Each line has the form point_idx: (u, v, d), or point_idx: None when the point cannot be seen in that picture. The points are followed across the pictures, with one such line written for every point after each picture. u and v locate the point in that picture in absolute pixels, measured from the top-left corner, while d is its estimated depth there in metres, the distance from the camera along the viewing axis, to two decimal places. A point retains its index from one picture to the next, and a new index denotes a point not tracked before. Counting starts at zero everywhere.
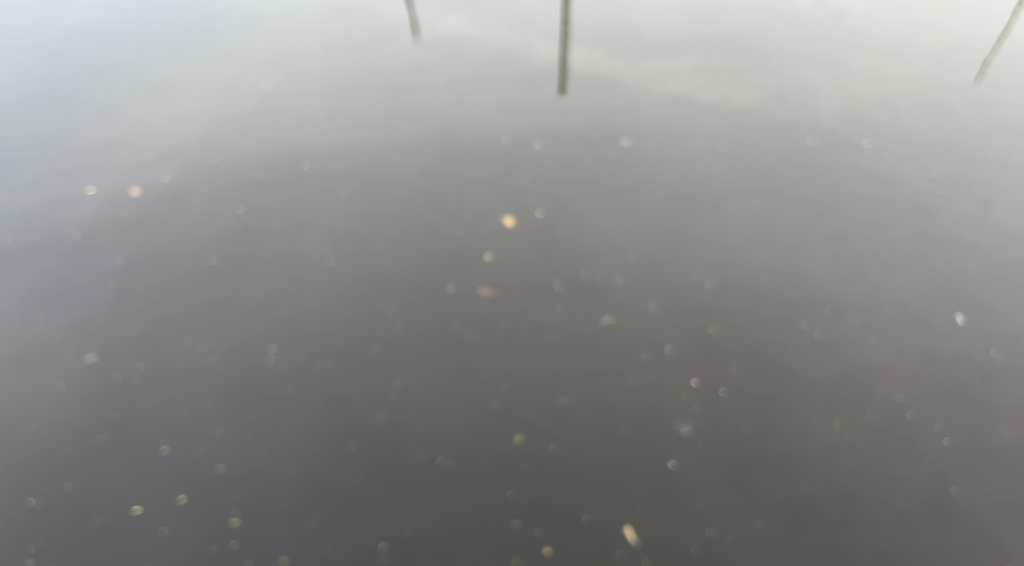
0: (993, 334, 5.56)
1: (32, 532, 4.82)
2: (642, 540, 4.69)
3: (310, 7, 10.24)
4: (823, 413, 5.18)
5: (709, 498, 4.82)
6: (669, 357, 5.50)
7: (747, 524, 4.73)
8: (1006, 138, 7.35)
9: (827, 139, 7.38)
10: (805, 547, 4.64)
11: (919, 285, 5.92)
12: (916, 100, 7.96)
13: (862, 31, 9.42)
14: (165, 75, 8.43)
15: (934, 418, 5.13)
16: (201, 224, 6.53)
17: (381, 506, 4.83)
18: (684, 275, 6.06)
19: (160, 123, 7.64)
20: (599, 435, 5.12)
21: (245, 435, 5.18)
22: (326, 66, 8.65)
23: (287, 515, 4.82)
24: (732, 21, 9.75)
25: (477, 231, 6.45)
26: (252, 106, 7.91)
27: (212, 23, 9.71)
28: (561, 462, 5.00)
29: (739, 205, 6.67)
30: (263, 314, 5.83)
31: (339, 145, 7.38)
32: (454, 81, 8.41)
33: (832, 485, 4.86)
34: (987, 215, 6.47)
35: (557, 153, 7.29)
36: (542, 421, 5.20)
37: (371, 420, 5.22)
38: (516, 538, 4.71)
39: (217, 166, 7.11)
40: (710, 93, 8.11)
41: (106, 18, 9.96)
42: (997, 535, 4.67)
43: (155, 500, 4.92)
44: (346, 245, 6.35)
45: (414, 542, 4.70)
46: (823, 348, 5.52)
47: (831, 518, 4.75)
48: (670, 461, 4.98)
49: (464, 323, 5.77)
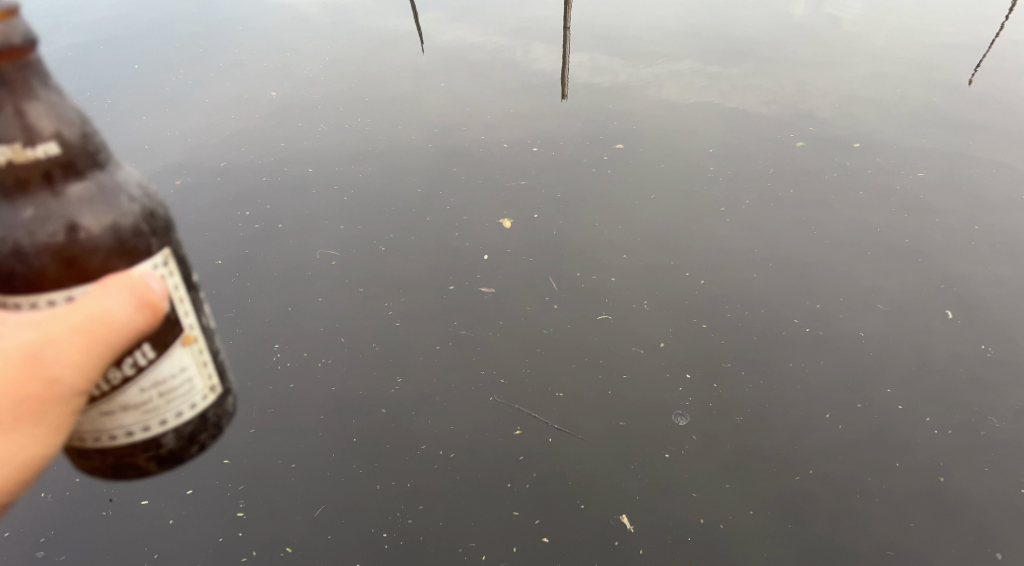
0: (982, 331, 5.69)
1: (44, 522, 4.96)
2: (640, 527, 4.76)
3: (317, 14, 10.45)
4: (813, 408, 5.32)
5: (704, 487, 4.92)
6: (664, 354, 5.66)
7: (743, 512, 4.81)
8: (998, 137, 7.49)
9: (821, 141, 7.52)
10: (800, 535, 4.71)
11: (909, 283, 6.06)
12: (909, 101, 8.09)
13: (859, 33, 9.56)
14: (175, 81, 8.62)
15: (923, 413, 5.27)
16: (210, 227, 6.71)
17: (385, 499, 4.98)
18: (679, 274, 6.21)
19: (170, 128, 7.83)
20: (597, 430, 5.26)
21: (253, 431, 5.34)
22: (332, 73, 8.84)
23: (295, 508, 4.95)
24: (730, 24, 9.90)
25: (477, 233, 6.62)
26: (259, 112, 8.09)
27: (220, 30, 9.92)
28: (560, 455, 5.14)
29: (734, 206, 6.82)
30: (269, 314, 6.00)
31: (343, 150, 7.56)
32: (457, 86, 8.59)
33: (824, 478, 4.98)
34: (977, 215, 6.61)
35: (556, 156, 7.46)
36: (541, 415, 5.35)
37: (375, 416, 5.38)
38: (516, 525, 4.80)
39: (226, 171, 7.29)
40: (707, 97, 8.27)
41: (117, 25, 10.17)
42: (989, 523, 4.76)
43: (164, 493, 5.07)
44: (349, 247, 6.52)
45: (413, 533, 4.82)
46: (814, 345, 5.67)
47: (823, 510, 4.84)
48: (667, 453, 5.10)
49: (464, 322, 5.93)
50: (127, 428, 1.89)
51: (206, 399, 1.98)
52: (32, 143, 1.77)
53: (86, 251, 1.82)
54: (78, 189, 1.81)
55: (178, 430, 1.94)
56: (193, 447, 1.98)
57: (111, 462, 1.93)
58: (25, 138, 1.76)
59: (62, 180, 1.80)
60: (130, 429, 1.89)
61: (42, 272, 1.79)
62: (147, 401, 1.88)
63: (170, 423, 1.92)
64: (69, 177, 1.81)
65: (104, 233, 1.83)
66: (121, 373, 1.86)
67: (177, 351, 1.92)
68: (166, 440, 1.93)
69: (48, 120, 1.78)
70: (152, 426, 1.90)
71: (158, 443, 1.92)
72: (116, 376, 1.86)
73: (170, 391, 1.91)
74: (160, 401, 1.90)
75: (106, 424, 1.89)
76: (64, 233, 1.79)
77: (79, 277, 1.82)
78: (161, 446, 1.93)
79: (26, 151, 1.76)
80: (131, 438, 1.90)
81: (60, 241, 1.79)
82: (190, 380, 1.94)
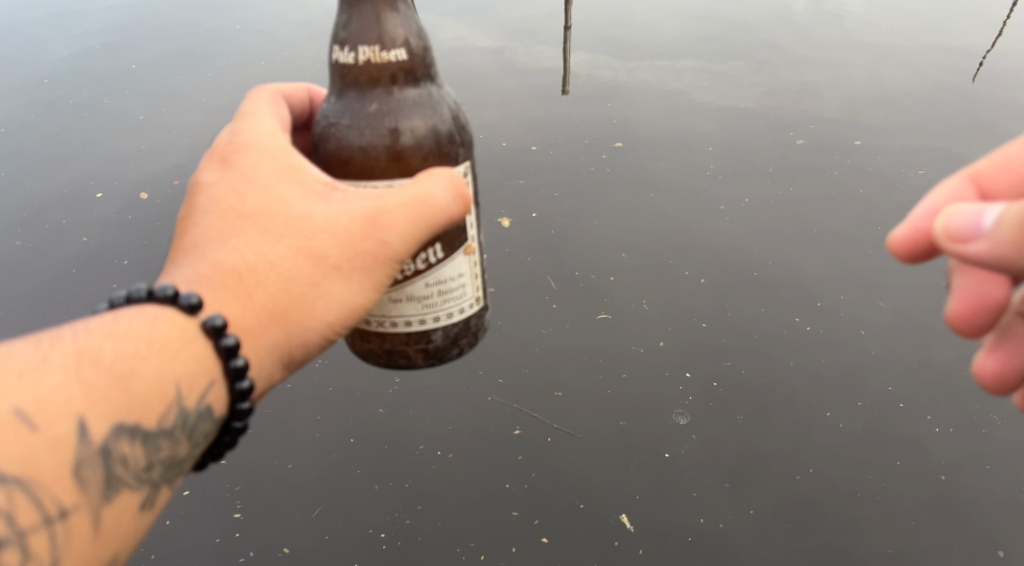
0: None
1: None
2: (640, 527, 4.72)
3: None
4: None
5: (705, 487, 4.89)
6: None
7: (750, 521, 4.75)
8: None
9: (821, 138, 7.47)
10: (801, 536, 4.69)
11: None
12: None
13: None
14: None
15: None
16: None
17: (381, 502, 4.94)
18: None
19: None
20: (598, 429, 5.24)
21: None
22: None
23: (292, 509, 4.94)
24: None
25: None
26: None
27: None
28: (559, 454, 5.12)
29: None
30: None
31: None
32: None
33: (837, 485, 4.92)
34: None
35: None
36: (540, 415, 5.34)
37: None
38: (515, 525, 4.78)
39: None
40: (706, 95, 8.22)
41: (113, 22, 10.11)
42: (991, 525, 4.72)
43: None
44: None
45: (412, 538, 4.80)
46: None
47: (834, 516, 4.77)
48: (667, 452, 5.08)
49: None
50: (411, 313, 2.13)
51: (473, 306, 2.23)
52: (391, 50, 2.02)
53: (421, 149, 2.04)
54: (416, 91, 2.06)
55: (445, 330, 2.18)
56: (451, 350, 2.21)
57: (388, 347, 2.17)
58: (386, 47, 2.01)
59: (408, 86, 2.05)
60: (410, 318, 2.13)
61: (384, 159, 2.02)
62: (433, 294, 2.13)
63: (444, 322, 2.17)
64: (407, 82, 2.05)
65: (432, 135, 2.05)
66: (417, 264, 2.09)
67: (462, 255, 2.17)
68: (434, 336, 2.17)
69: (404, 33, 2.05)
70: (430, 316, 2.15)
71: (428, 338, 2.17)
72: (413, 265, 2.08)
73: (450, 291, 2.16)
74: (437, 292, 2.14)
75: (392, 309, 2.12)
76: (404, 132, 2.02)
77: (402, 171, 2.03)
78: (430, 340, 2.17)
79: (387, 55, 2.01)
80: (407, 328, 2.14)
81: (388, 140, 2.02)
82: (465, 287, 2.20)
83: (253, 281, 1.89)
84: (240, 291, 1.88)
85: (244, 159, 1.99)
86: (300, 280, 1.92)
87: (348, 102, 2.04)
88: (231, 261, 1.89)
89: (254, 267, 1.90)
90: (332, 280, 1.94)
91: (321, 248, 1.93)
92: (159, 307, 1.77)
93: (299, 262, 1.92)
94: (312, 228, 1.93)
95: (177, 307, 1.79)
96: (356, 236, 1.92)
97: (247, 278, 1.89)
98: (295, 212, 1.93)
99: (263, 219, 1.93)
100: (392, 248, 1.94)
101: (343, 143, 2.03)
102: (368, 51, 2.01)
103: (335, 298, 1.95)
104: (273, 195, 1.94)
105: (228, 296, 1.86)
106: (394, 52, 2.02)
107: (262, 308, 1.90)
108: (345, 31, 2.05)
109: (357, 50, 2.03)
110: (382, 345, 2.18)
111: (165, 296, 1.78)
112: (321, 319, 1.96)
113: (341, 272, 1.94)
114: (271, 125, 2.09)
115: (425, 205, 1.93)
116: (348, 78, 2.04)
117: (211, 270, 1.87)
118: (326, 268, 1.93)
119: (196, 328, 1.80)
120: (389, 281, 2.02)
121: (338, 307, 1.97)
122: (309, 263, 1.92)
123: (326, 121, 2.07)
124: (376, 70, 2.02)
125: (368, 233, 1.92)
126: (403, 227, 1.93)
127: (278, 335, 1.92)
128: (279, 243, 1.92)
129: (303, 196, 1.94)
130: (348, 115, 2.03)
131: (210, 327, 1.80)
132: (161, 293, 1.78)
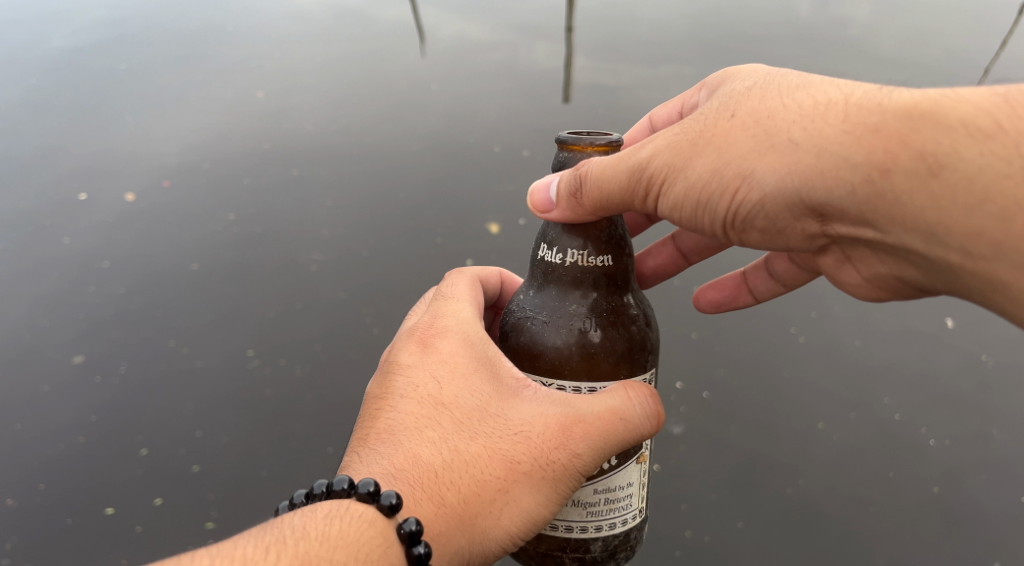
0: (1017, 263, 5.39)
1: None
2: None
3: None
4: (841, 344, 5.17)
5: None
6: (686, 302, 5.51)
7: (768, 512, 2.11)
8: None
9: None
10: None
11: None
12: None
13: None
14: None
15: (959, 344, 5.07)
16: None
17: (117, 405, 2.33)
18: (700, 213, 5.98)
19: None
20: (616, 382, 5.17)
21: None
22: None
23: None
24: None
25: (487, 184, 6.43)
26: None
27: None
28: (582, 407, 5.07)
29: None
30: None
31: None
32: None
33: (923, 467, 2.17)
34: None
35: None
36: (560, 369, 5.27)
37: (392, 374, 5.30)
38: None
39: None
40: None
41: None
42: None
43: None
44: None
45: (70, 536, 2.05)
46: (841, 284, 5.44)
47: (942, 537, 2.04)
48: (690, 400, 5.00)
49: None
50: (573, 518, 1.33)
51: (640, 518, 1.40)
52: (599, 256, 1.41)
53: (618, 357, 1.38)
54: (614, 295, 1.42)
55: (606, 541, 1.35)
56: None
57: (543, 550, 1.35)
58: (597, 254, 1.41)
59: (605, 304, 1.40)
60: (569, 522, 1.33)
61: (577, 363, 1.37)
62: (599, 502, 1.33)
63: (606, 532, 1.35)
64: (610, 294, 1.42)
65: (628, 339, 1.40)
66: None
67: (637, 459, 1.37)
68: (594, 546, 1.35)
69: (615, 240, 1.43)
70: (595, 524, 1.34)
71: (586, 547, 1.34)
72: None
73: (618, 501, 1.35)
74: (599, 503, 1.33)
75: None
76: (599, 342, 1.37)
77: (591, 372, 1.37)
78: (589, 550, 1.35)
79: (594, 261, 1.40)
80: (565, 533, 1.33)
81: (577, 362, 1.37)
82: (632, 498, 1.38)
83: (445, 480, 1.17)
84: (430, 491, 1.16)
85: (452, 346, 1.31)
86: (482, 484, 1.18)
87: (544, 305, 1.41)
88: (428, 459, 1.18)
89: (445, 470, 1.18)
90: (524, 491, 1.20)
91: (513, 448, 1.21)
92: (354, 515, 1.09)
93: (478, 470, 1.19)
94: (504, 430, 1.22)
95: (377, 507, 1.10)
96: (548, 450, 1.21)
97: (433, 483, 1.16)
98: (489, 406, 1.24)
99: (456, 409, 1.23)
100: (587, 472, 1.24)
101: (538, 341, 1.39)
102: (575, 255, 1.40)
103: (523, 513, 1.21)
104: (458, 386, 1.25)
105: (424, 498, 1.15)
106: (601, 258, 1.41)
107: (439, 514, 1.15)
108: (556, 231, 1.44)
109: (560, 252, 1.42)
110: (535, 547, 1.36)
111: (367, 492, 1.10)
112: (499, 541, 1.20)
113: (542, 498, 1.21)
114: (468, 289, 1.47)
115: (621, 426, 1.23)
116: (546, 286, 1.43)
117: (406, 464, 1.17)
118: (518, 479, 1.20)
119: (392, 536, 1.10)
120: (557, 508, 1.24)
121: (515, 526, 1.21)
122: (486, 467, 1.19)
123: (518, 319, 1.44)
124: (578, 280, 1.41)
125: (559, 447, 1.21)
126: (618, 444, 1.24)
127: (463, 545, 1.16)
128: (465, 443, 1.20)
129: (497, 393, 1.25)
130: (542, 314, 1.41)
131: (402, 536, 1.09)
132: (362, 490, 1.10)
